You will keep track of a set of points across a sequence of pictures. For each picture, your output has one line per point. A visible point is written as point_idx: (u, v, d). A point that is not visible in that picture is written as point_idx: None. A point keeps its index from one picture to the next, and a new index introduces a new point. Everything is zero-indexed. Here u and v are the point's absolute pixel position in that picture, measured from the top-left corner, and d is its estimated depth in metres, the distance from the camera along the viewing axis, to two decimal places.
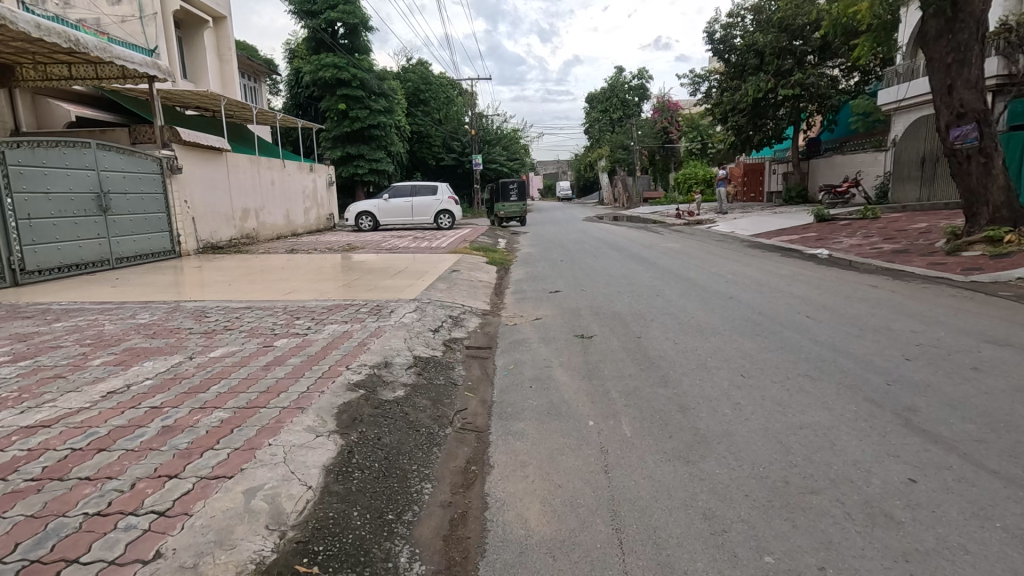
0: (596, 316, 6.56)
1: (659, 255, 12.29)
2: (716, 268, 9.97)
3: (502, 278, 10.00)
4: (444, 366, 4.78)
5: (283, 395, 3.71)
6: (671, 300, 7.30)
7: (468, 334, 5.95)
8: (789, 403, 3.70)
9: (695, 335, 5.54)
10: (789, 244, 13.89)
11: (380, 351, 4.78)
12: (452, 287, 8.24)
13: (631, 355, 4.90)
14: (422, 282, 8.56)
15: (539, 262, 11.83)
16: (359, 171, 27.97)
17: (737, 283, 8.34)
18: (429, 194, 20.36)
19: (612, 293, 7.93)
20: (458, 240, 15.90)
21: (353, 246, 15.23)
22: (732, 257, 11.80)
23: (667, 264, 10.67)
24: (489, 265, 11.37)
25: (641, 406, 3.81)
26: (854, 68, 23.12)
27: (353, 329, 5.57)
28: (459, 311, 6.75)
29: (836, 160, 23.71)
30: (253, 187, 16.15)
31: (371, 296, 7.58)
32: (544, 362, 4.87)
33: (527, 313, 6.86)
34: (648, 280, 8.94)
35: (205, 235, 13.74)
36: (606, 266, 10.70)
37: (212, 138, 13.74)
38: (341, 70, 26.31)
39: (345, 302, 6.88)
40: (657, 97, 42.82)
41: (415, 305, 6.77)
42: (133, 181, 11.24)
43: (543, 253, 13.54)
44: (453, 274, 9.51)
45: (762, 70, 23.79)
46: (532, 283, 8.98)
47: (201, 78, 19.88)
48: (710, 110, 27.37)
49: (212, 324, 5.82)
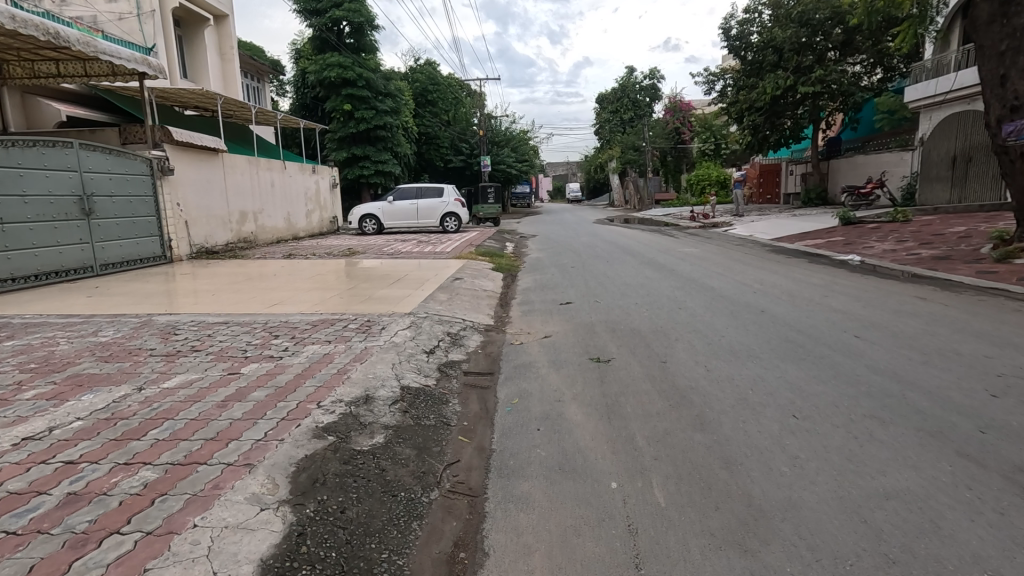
0: (613, 333, 5.81)
1: (678, 261, 11.52)
2: (741, 276, 9.18)
3: (509, 286, 9.30)
4: (436, 399, 4.07)
5: (232, 445, 3.01)
6: (696, 314, 6.55)
7: (467, 355, 5.25)
8: (862, 460, 2.94)
9: (729, 359, 4.79)
10: (814, 249, 13.06)
11: (361, 381, 4.08)
12: (452, 298, 7.55)
13: (656, 387, 4.16)
14: (420, 292, 7.87)
15: (548, 269, 11.09)
16: (365, 173, 27.35)
17: (766, 294, 7.57)
18: (435, 196, 19.68)
19: (629, 305, 7.19)
20: (464, 244, 15.20)
21: (353, 250, 14.59)
22: (755, 264, 11.01)
23: (686, 271, 9.90)
24: (494, 272, 10.67)
25: (675, 459, 3.07)
26: (877, 64, 22.17)
27: (336, 351, 4.88)
28: (458, 328, 6.04)
29: (859, 160, 22.76)
30: (252, 189, 15.59)
31: (363, 307, 6.90)
32: (554, 395, 4.14)
33: (534, 330, 6.14)
34: (668, 290, 8.18)
35: (200, 238, 13.19)
36: (621, 273, 9.95)
37: (207, 138, 13.19)
38: (347, 70, 25.84)
39: (332, 317, 6.20)
40: (669, 97, 41.95)
41: (409, 320, 6.07)
42: (120, 183, 10.67)
43: (553, 259, 12.79)
44: (455, 282, 8.82)
45: (781, 67, 22.89)
46: (541, 293, 8.27)
47: (201, 78, 19.39)
48: (726, 109, 26.47)
49: (178, 344, 5.16)
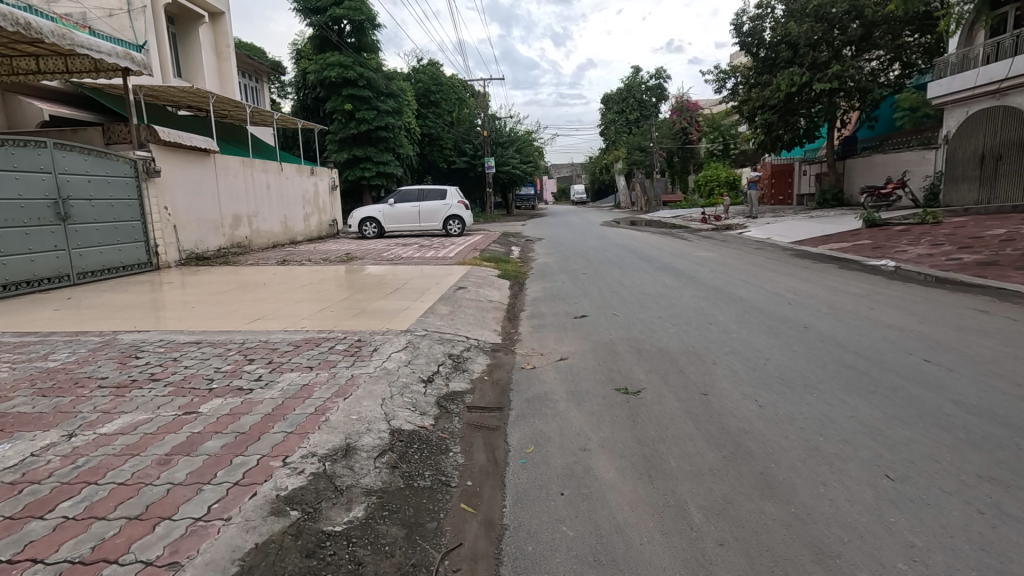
0: (639, 355, 5.05)
1: (696, 266, 10.77)
2: (771, 285, 8.40)
3: (517, 296, 8.56)
4: (434, 447, 3.32)
5: (160, 529, 2.27)
6: (731, 330, 5.79)
7: (471, 384, 4.50)
8: (1005, 554, 2.18)
9: (782, 391, 4.03)
10: (841, 253, 12.26)
11: (342, 426, 3.34)
12: (455, 311, 6.82)
13: (703, 432, 3.41)
14: (420, 305, 7.13)
15: (558, 276, 10.33)
16: (366, 174, 26.64)
17: (803, 305, 6.81)
18: (438, 199, 18.94)
19: (653, 319, 6.44)
20: (468, 248, 14.48)
21: (352, 255, 13.87)
22: (780, 270, 10.25)
23: (709, 279, 9.12)
24: (500, 280, 9.92)
25: (747, 547, 2.31)
26: (895, 59, 21.33)
27: (318, 381, 4.15)
28: (461, 349, 5.30)
29: (877, 159, 21.92)
30: (246, 192, 14.90)
31: (356, 323, 6.17)
32: (577, 440, 3.39)
33: (549, 349, 5.39)
34: (693, 301, 7.42)
35: (190, 244, 12.50)
36: (638, 281, 9.18)
37: (197, 138, 12.51)
38: (347, 69, 25.22)
39: (319, 336, 5.47)
40: (676, 97, 41.21)
41: (405, 340, 5.33)
42: (100, 185, 10.00)
43: (562, 264, 12.06)
44: (458, 292, 8.10)
45: (796, 63, 22.08)
46: (552, 305, 7.53)
47: (196, 77, 18.78)
48: (737, 108, 25.69)
49: (136, 371, 4.43)
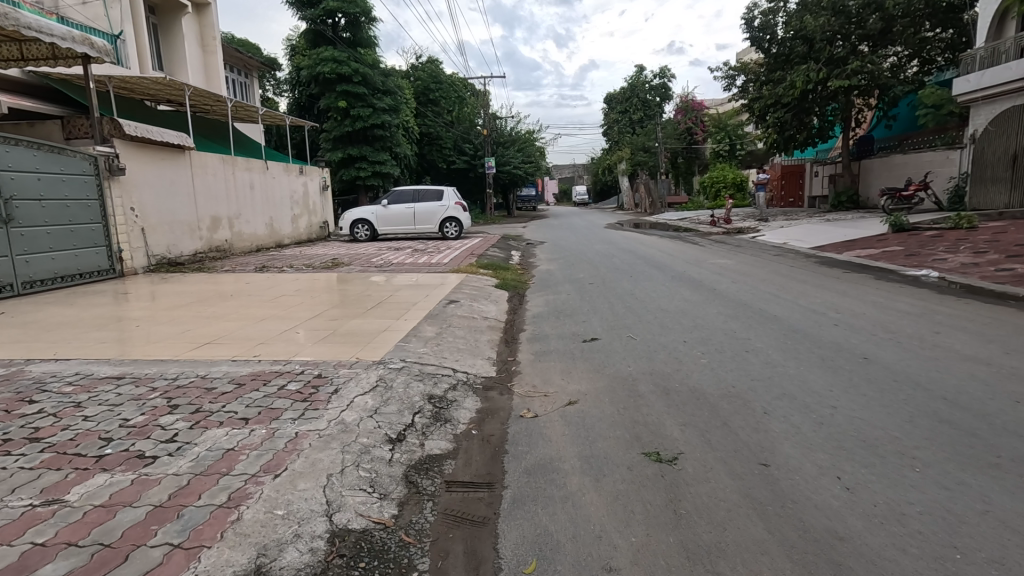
0: (669, 398, 4.02)
1: (715, 275, 9.75)
2: (806, 299, 7.38)
3: (516, 312, 7.53)
4: (390, 564, 2.29)
5: None
6: (775, 362, 4.75)
7: (454, 443, 3.46)
8: None
9: (871, 462, 2.98)
10: (870, 261, 11.22)
11: (255, 532, 2.31)
12: (443, 333, 5.81)
13: (780, 538, 2.38)
14: (403, 324, 6.13)
15: (562, 287, 9.29)
16: (361, 174, 25.61)
17: (854, 328, 5.76)
18: (434, 199, 17.93)
19: (679, 345, 5.42)
20: (465, 253, 13.45)
21: (338, 261, 12.84)
22: (807, 279, 9.22)
23: (732, 292, 8.08)
24: (497, 291, 8.91)
25: None
26: (915, 56, 20.48)
27: (251, 445, 3.10)
28: (446, 388, 4.28)
29: (896, 160, 20.88)
30: (226, 192, 13.89)
31: (322, 348, 5.15)
32: (597, 551, 2.36)
33: (555, 388, 4.34)
34: (720, 320, 6.40)
35: (160, 248, 11.48)
36: (652, 294, 8.15)
37: (169, 133, 11.53)
38: (342, 65, 24.23)
39: (271, 370, 4.45)
40: (680, 96, 40.25)
41: (377, 377, 4.29)
42: (52, 184, 9.03)
43: (567, 273, 11.02)
44: (448, 308, 7.09)
45: (811, 59, 21.06)
46: (556, 325, 6.48)
47: (179, 70, 17.79)
48: (748, 107, 24.65)
49: (16, 425, 3.39)
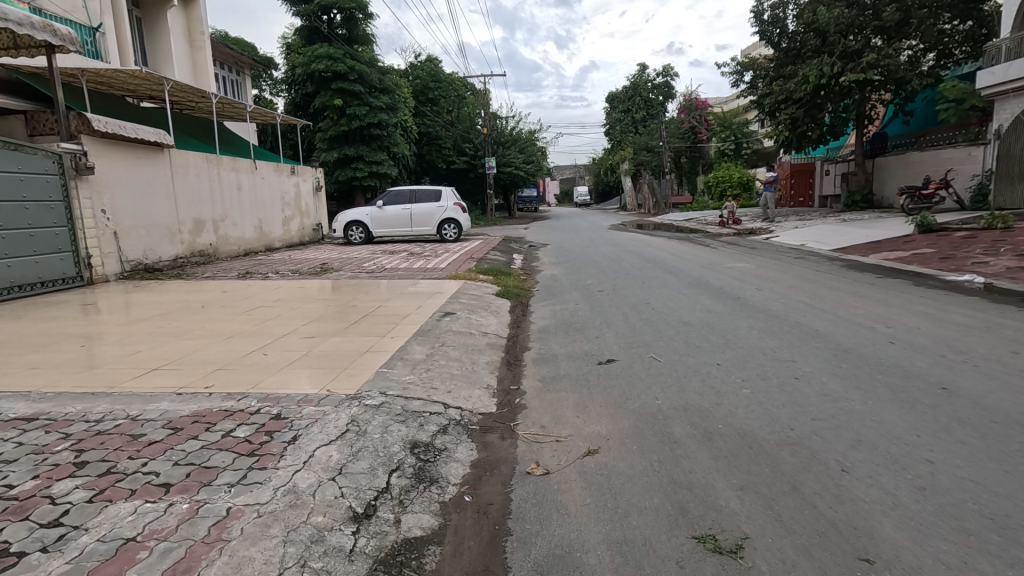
0: (715, 450, 3.18)
1: (737, 281, 8.92)
2: (846, 310, 6.53)
3: (519, 325, 6.70)
4: None
5: None
6: (836, 394, 3.92)
7: (440, 518, 2.64)
8: None
9: (1016, 558, 2.16)
10: (901, 265, 10.36)
11: None
12: (435, 354, 4.96)
13: None
14: (391, 344, 5.27)
15: (570, 294, 8.46)
16: (357, 175, 24.78)
17: (915, 348, 4.91)
18: (432, 200, 17.12)
19: (712, 369, 4.60)
20: (463, 257, 12.62)
21: (328, 265, 11.99)
22: (838, 286, 8.36)
23: (760, 301, 7.23)
24: (498, 300, 8.08)
25: None
26: (933, 48, 19.60)
27: (159, 533, 2.27)
28: (434, 433, 3.44)
29: (913, 157, 20.03)
30: (211, 193, 13.06)
31: (288, 377, 4.29)
32: None
33: (568, 431, 3.51)
34: (754, 336, 5.56)
35: (136, 253, 10.68)
36: (671, 304, 7.30)
37: (145, 129, 10.74)
38: (337, 62, 23.46)
39: (219, 410, 3.59)
40: (684, 95, 39.44)
41: (350, 420, 3.46)
42: (8, 183, 8.24)
43: (573, 278, 10.17)
44: (442, 322, 6.24)
45: (825, 52, 20.24)
46: (565, 344, 5.63)
47: (165, 66, 17.02)
48: (757, 103, 23.82)
49: None
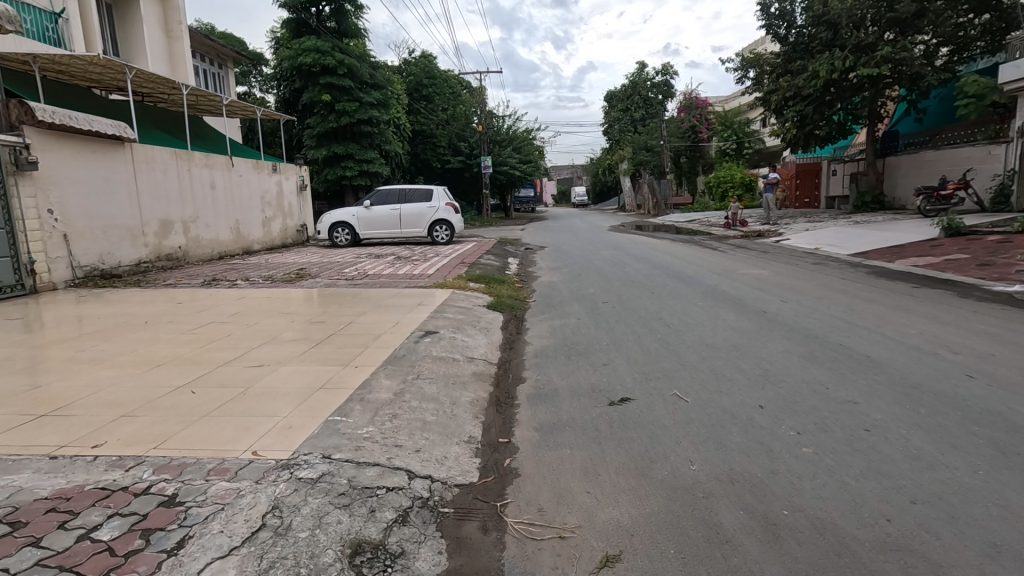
0: (791, 561, 2.21)
1: (759, 292, 7.95)
2: (895, 330, 5.58)
3: (512, 347, 5.72)
4: None
5: None
6: (930, 458, 2.94)
7: None
8: None
9: None
10: (934, 272, 9.41)
11: None
12: (405, 393, 3.96)
13: None
14: (354, 377, 4.26)
15: (571, 307, 7.48)
16: (347, 174, 23.74)
17: (1003, 385, 3.94)
18: (422, 200, 16.12)
19: (755, 415, 3.64)
20: (454, 262, 11.63)
21: (305, 271, 10.99)
22: (873, 298, 7.40)
23: (790, 317, 6.27)
24: (489, 314, 7.11)
25: None
26: (949, 41, 18.72)
27: None
28: (388, 526, 2.45)
29: (928, 156, 19.14)
30: (180, 192, 12.03)
31: (211, 428, 3.31)
32: None
33: (576, 521, 2.53)
34: (797, 366, 4.59)
35: (90, 258, 9.65)
36: (687, 321, 6.33)
37: (102, 121, 9.73)
38: (326, 55, 22.47)
39: (91, 490, 2.58)
40: (684, 93, 38.55)
41: (271, 509, 2.45)
42: None
43: (573, 287, 9.20)
44: (420, 344, 5.25)
45: (835, 46, 19.35)
46: (567, 374, 4.66)
47: (138, 57, 16.01)
48: (763, 100, 22.93)
49: None
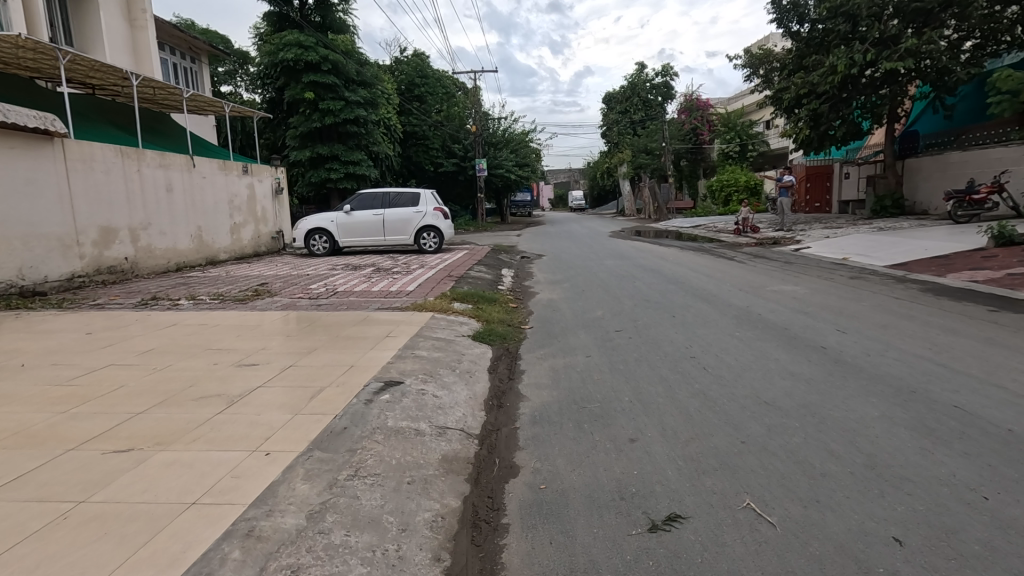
0: None
1: (805, 317, 6.50)
2: (1015, 381, 4.14)
3: (501, 403, 4.24)
4: None
5: None
6: None
7: None
8: None
9: None
10: (1001, 289, 8.00)
11: None
12: (325, 517, 2.47)
13: None
14: (253, 479, 2.78)
15: (577, 338, 6.00)
16: (332, 176, 22.29)
17: None
18: (408, 205, 14.65)
19: (899, 566, 2.19)
20: (439, 276, 10.15)
21: (265, 286, 9.49)
22: (950, 326, 5.97)
23: (863, 358, 4.83)
24: (474, 349, 5.64)
25: None
26: (976, 34, 17.40)
27: None
28: None
29: (953, 157, 17.87)
30: (127, 195, 10.55)
31: None
32: None
33: None
34: (916, 450, 3.12)
35: (7, 272, 8.17)
36: (731, 362, 4.86)
37: (23, 111, 8.29)
38: (309, 50, 20.95)
39: None
40: (684, 95, 37.30)
41: None
42: None
43: (577, 307, 7.74)
44: (372, 406, 3.76)
45: (854, 40, 18.01)
46: (580, 459, 3.20)
47: (95, 47, 14.51)
48: (773, 99, 21.60)
49: None
